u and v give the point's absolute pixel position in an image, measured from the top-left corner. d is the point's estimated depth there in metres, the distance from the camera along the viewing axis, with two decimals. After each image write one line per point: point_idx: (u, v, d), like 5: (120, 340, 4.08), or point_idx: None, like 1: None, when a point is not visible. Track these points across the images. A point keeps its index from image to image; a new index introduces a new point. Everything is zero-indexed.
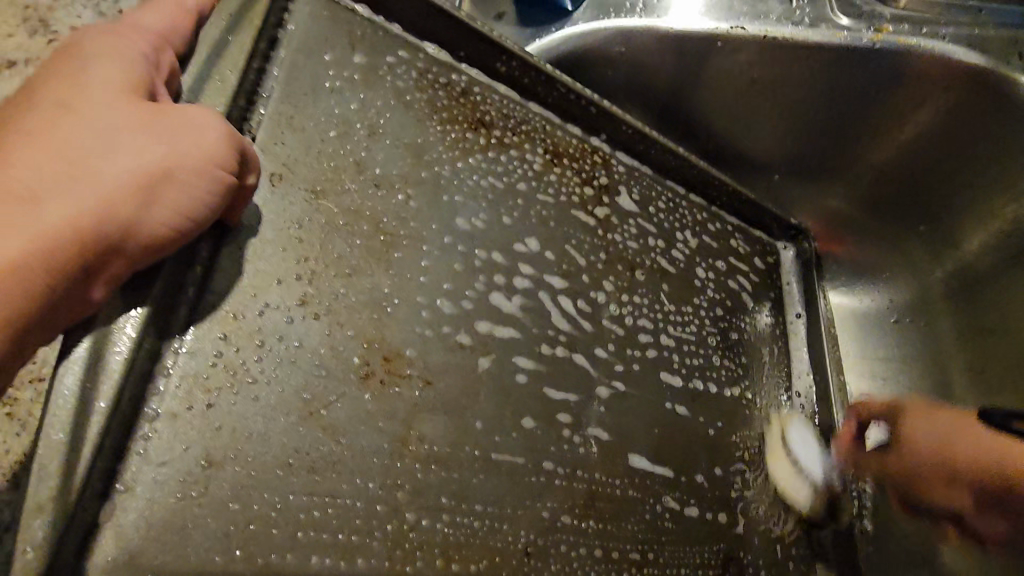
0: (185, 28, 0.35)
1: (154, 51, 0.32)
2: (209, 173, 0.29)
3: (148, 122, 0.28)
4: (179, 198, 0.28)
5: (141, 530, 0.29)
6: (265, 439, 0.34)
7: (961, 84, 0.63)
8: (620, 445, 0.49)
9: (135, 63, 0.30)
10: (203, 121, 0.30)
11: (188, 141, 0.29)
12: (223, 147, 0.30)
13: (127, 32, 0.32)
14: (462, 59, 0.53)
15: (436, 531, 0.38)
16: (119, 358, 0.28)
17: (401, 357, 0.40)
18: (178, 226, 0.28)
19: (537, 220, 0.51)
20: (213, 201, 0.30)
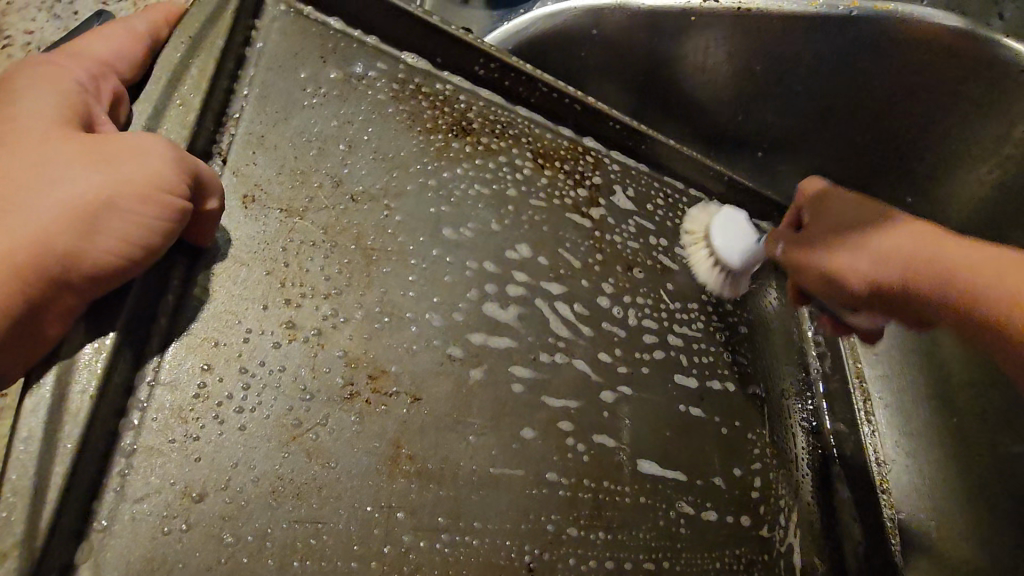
0: (131, 54, 0.35)
1: (92, 78, 0.33)
2: (153, 200, 0.28)
3: (87, 151, 0.28)
4: (123, 226, 0.28)
5: (123, 568, 0.29)
6: (246, 468, 0.33)
7: (944, 50, 0.57)
8: (628, 450, 0.47)
9: (69, 91, 0.31)
10: (150, 145, 0.29)
11: (128, 166, 0.28)
12: (170, 172, 0.29)
13: (62, 62, 0.32)
14: (441, 66, 0.51)
15: (435, 551, 0.37)
16: (82, 394, 0.28)
17: (387, 374, 0.39)
18: (123, 254, 0.28)
19: (529, 223, 0.50)
20: (162, 227, 0.29)
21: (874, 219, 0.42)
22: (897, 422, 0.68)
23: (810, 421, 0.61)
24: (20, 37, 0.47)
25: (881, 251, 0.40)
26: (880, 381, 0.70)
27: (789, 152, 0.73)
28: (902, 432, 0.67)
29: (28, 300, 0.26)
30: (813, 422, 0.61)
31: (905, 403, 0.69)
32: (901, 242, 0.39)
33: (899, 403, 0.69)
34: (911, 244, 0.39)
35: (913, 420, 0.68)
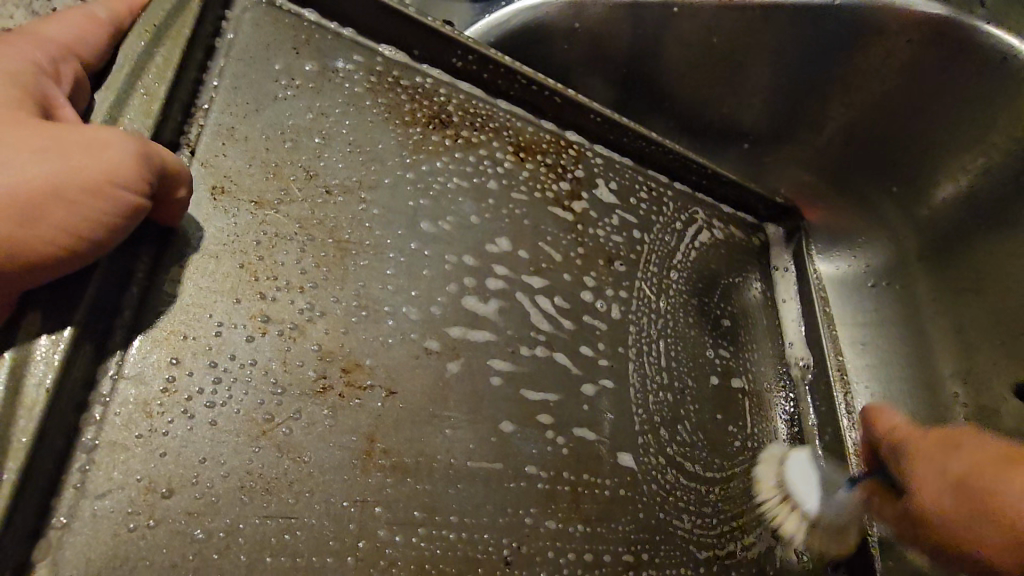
0: (89, 34, 0.35)
1: (51, 61, 0.33)
2: (103, 193, 0.28)
3: (41, 138, 0.28)
4: (68, 216, 0.27)
5: (84, 564, 0.29)
6: (212, 463, 0.32)
7: (923, 37, 0.58)
8: (608, 443, 0.47)
9: (21, 73, 0.31)
10: (106, 137, 0.29)
11: (83, 157, 0.28)
12: (126, 167, 0.29)
13: (21, 43, 0.32)
14: (419, 59, 0.50)
15: (410, 546, 0.36)
16: (41, 385, 0.28)
17: (361, 368, 0.38)
18: (67, 245, 0.28)
19: (509, 216, 0.49)
20: (109, 222, 0.29)
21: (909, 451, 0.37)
22: None
23: (792, 414, 0.61)
24: None
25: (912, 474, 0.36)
26: (865, 370, 0.69)
27: (773, 145, 0.73)
28: None
29: None
30: (795, 415, 0.61)
31: (892, 392, 0.67)
32: (976, 483, 0.32)
33: (884, 392, 0.67)
34: (931, 472, 0.35)
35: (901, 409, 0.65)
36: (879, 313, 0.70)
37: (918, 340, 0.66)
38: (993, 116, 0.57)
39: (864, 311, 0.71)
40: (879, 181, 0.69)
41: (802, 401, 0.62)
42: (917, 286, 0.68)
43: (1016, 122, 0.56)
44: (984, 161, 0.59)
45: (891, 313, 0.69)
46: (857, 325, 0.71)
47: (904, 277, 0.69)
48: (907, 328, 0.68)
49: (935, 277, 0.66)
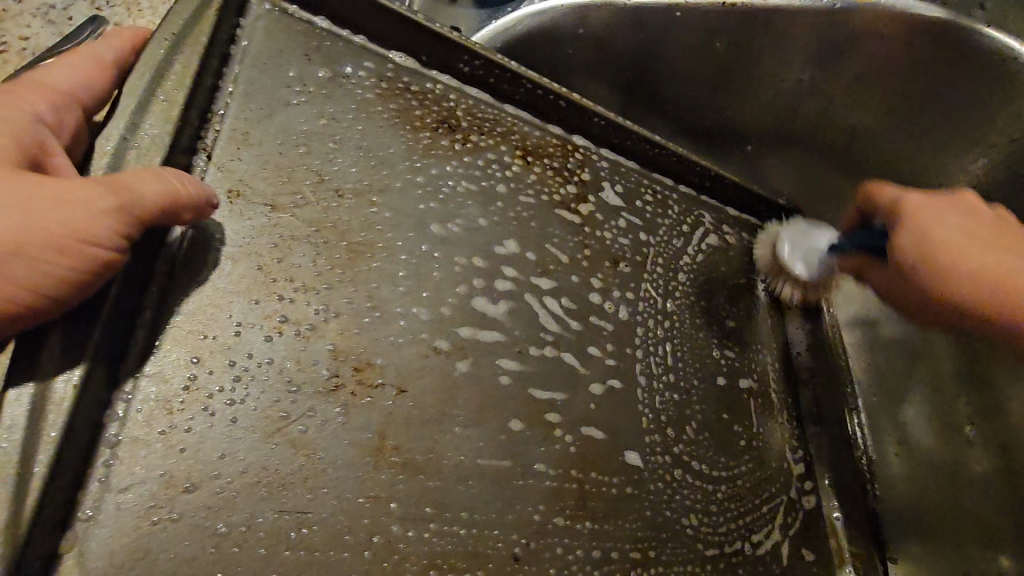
0: (93, 83, 0.37)
1: (54, 111, 0.34)
2: (75, 253, 0.29)
3: (17, 195, 0.28)
4: (38, 276, 0.28)
5: (107, 556, 0.29)
6: (231, 459, 0.33)
7: (923, 40, 0.58)
8: (616, 441, 0.48)
9: (19, 125, 0.32)
10: (83, 193, 0.29)
11: (56, 217, 0.28)
12: (98, 225, 0.29)
13: (23, 91, 0.34)
14: (427, 65, 0.51)
15: (422, 541, 0.37)
16: (63, 399, 0.29)
17: (372, 367, 0.39)
18: (40, 301, 0.28)
19: (516, 219, 0.50)
20: (82, 278, 0.30)
21: (925, 220, 0.47)
22: (887, 410, 0.68)
23: (797, 413, 0.62)
24: (15, 43, 0.48)
25: (911, 230, 0.47)
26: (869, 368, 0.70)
27: (777, 146, 0.73)
28: (893, 420, 0.67)
29: None
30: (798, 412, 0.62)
31: (896, 391, 0.68)
32: (935, 216, 0.47)
33: (888, 391, 0.68)
34: (929, 213, 0.47)
35: (906, 409, 0.67)
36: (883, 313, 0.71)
37: None
38: None
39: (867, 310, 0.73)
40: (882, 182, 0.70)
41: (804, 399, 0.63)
42: None
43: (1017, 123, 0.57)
44: None
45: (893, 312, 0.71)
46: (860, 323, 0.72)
47: None
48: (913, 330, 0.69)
49: None
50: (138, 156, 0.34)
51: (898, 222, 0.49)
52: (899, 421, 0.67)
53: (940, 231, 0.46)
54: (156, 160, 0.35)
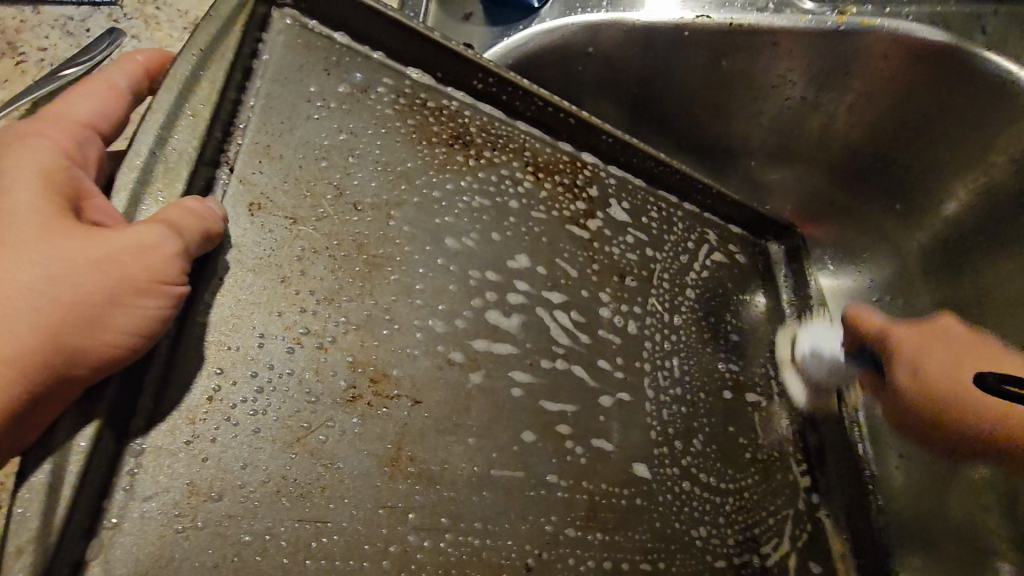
0: (111, 110, 0.35)
1: (79, 147, 0.33)
2: (157, 293, 0.30)
3: (90, 247, 0.28)
4: (129, 321, 0.29)
5: (131, 564, 0.30)
6: (251, 469, 0.33)
7: (923, 61, 0.59)
8: (625, 454, 0.48)
9: (54, 163, 0.31)
10: (151, 237, 0.30)
11: (137, 263, 0.29)
12: (171, 265, 0.31)
13: (45, 131, 0.32)
14: (443, 81, 0.52)
15: (438, 551, 0.37)
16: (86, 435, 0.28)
17: (388, 378, 0.39)
18: (128, 345, 0.29)
19: (528, 234, 0.51)
20: (162, 315, 0.31)
21: (930, 356, 0.51)
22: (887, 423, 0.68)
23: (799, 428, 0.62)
24: (32, 53, 0.49)
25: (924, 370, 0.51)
26: None
27: (779, 162, 0.75)
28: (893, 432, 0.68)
29: (33, 398, 0.27)
30: (800, 423, 0.63)
31: None
32: (923, 348, 0.51)
33: None
34: (931, 350, 0.51)
35: None
36: None
37: None
38: (992, 139, 0.59)
39: None
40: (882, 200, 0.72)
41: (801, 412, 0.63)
42: (918, 299, 0.70)
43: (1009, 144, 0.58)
44: (984, 180, 0.61)
45: None
46: None
47: (907, 291, 0.71)
48: None
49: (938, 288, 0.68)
50: (166, 170, 0.35)
51: (892, 355, 0.53)
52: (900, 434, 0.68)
53: (951, 365, 0.50)
54: (183, 173, 0.36)
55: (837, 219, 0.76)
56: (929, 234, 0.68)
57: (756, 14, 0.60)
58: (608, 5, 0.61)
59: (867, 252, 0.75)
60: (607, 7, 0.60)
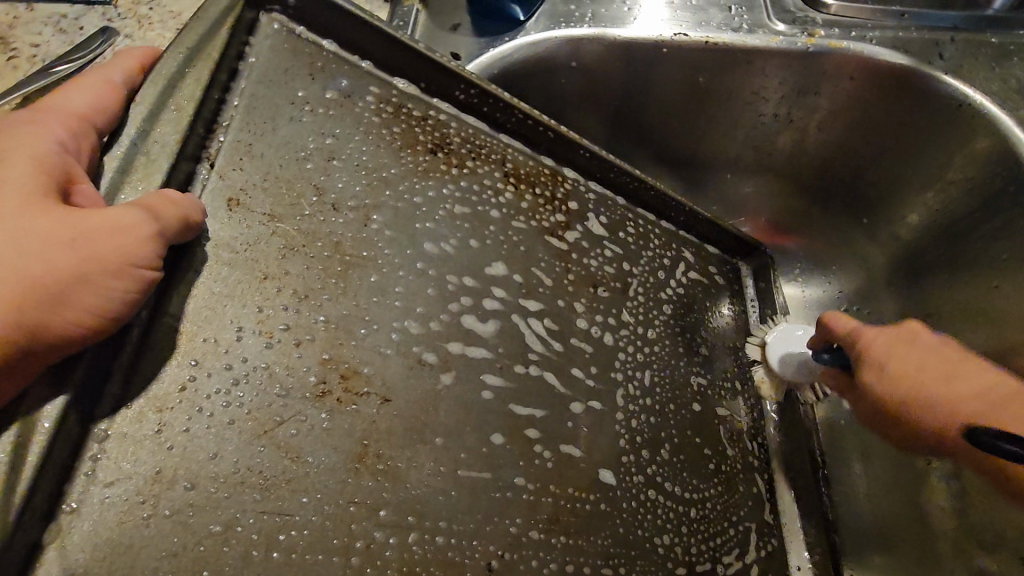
0: (105, 107, 0.37)
1: (71, 136, 0.34)
2: (125, 275, 0.31)
3: (62, 227, 0.30)
4: (96, 300, 0.30)
5: (88, 549, 0.30)
6: (216, 459, 0.34)
7: (887, 84, 0.62)
8: (593, 459, 0.49)
9: (47, 151, 0.32)
10: (125, 220, 0.31)
11: (107, 243, 0.30)
12: (142, 248, 0.32)
13: (43, 120, 0.34)
14: (428, 92, 0.53)
15: (402, 549, 0.38)
16: (52, 410, 0.29)
17: (358, 375, 0.40)
18: (94, 325, 0.30)
19: (506, 244, 0.52)
20: (132, 298, 0.31)
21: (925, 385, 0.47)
22: None
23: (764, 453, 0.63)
24: (25, 49, 0.50)
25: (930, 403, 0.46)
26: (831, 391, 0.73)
27: (754, 179, 0.77)
28: None
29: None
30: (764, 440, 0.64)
31: None
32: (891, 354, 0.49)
33: None
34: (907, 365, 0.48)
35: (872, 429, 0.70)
36: None
37: None
38: (948, 158, 0.61)
39: None
40: (851, 213, 0.73)
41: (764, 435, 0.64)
42: (881, 311, 0.71)
43: (967, 163, 0.60)
44: (944, 198, 0.63)
45: None
46: None
47: (871, 303, 0.73)
48: None
49: (900, 303, 0.69)
50: (146, 161, 0.36)
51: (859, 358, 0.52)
52: None
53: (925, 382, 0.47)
54: (162, 165, 0.36)
55: (804, 232, 0.78)
56: (891, 248, 0.70)
57: (732, 34, 0.62)
58: (591, 20, 0.63)
59: (833, 264, 0.77)
60: (590, 22, 0.62)
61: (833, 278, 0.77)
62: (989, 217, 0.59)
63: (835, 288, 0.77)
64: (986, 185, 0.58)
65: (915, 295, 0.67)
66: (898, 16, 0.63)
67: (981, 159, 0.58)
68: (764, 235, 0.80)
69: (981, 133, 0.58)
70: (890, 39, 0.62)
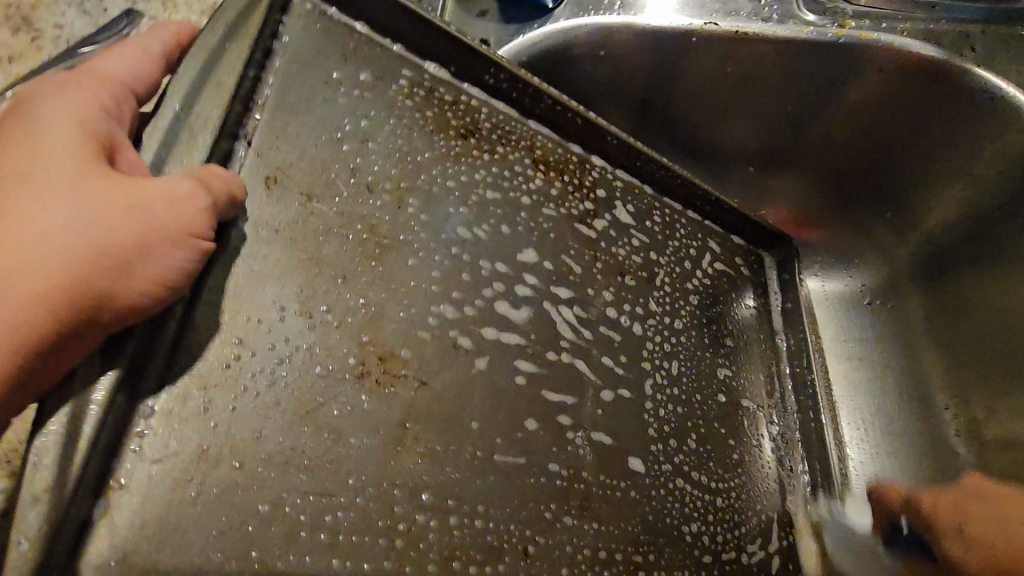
0: (144, 76, 0.36)
1: (115, 100, 0.33)
2: (184, 244, 0.30)
3: (120, 193, 0.29)
4: (158, 269, 0.29)
5: (137, 526, 0.29)
6: (261, 438, 0.33)
7: (917, 76, 0.62)
8: (624, 448, 0.49)
9: (92, 113, 0.31)
10: (181, 189, 0.31)
11: (166, 211, 0.30)
12: (199, 218, 0.31)
13: (78, 81, 0.33)
14: (459, 77, 0.52)
15: (442, 532, 0.38)
16: (104, 384, 0.28)
17: (396, 358, 0.40)
18: (155, 295, 0.29)
19: (537, 230, 0.52)
20: (190, 268, 0.31)
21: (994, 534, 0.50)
22: (873, 420, 0.71)
23: (786, 445, 0.63)
24: (48, 30, 0.49)
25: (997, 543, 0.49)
26: (851, 383, 0.73)
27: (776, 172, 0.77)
28: (879, 430, 0.70)
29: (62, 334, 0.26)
30: (787, 431, 0.64)
31: (883, 403, 0.71)
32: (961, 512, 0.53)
33: (874, 401, 0.72)
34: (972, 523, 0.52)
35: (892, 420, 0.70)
36: (871, 329, 0.75)
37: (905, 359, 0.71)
38: (975, 153, 0.61)
39: (849, 326, 0.76)
40: (872, 207, 0.74)
41: (788, 428, 0.64)
42: (906, 305, 0.72)
43: (994, 159, 0.60)
44: (970, 193, 0.63)
45: (875, 327, 0.75)
46: (843, 340, 0.75)
47: (895, 297, 0.73)
48: (899, 343, 0.72)
49: (926, 294, 0.70)
50: (189, 136, 0.36)
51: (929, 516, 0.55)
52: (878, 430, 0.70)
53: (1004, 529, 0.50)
54: (204, 141, 0.36)
55: (826, 224, 0.78)
56: (914, 242, 0.71)
57: (761, 23, 0.62)
58: (620, 8, 0.62)
59: (854, 256, 0.77)
60: (619, 9, 0.62)
61: (854, 271, 0.77)
62: (1017, 212, 0.59)
63: (857, 282, 0.77)
64: (1013, 178, 0.59)
65: (942, 287, 0.68)
66: (927, 8, 0.63)
67: (1008, 153, 0.59)
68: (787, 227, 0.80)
69: (1011, 128, 0.58)
70: (920, 31, 0.62)
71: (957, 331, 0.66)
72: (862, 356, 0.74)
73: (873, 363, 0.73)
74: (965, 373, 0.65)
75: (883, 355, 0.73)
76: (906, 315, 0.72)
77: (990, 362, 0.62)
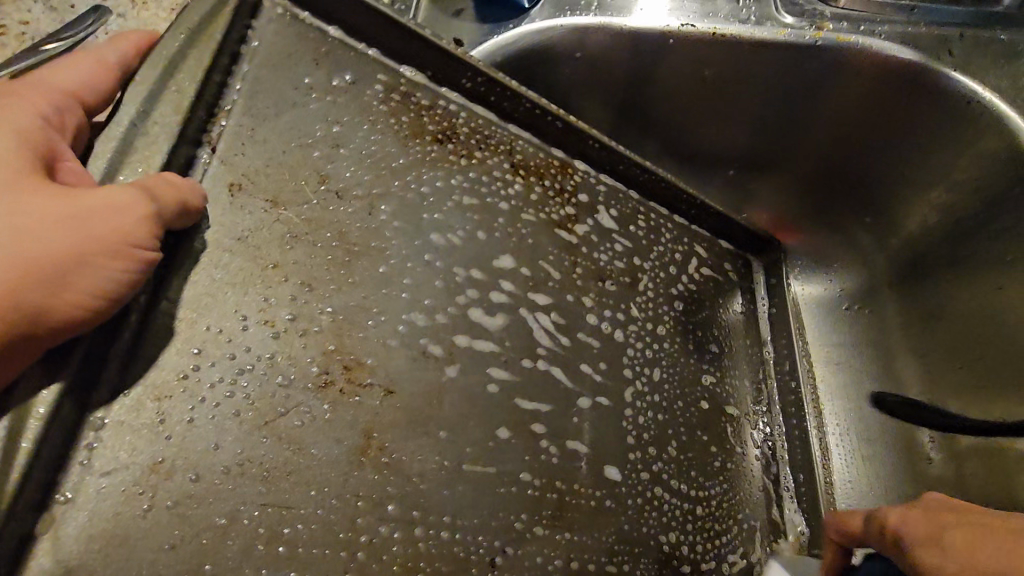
0: (96, 86, 0.36)
1: (55, 110, 0.33)
2: (122, 255, 0.30)
3: (55, 205, 0.29)
4: (94, 281, 0.29)
5: (84, 540, 0.29)
6: (217, 450, 0.33)
7: (898, 80, 0.61)
8: (599, 456, 0.48)
9: (35, 126, 0.31)
10: (121, 198, 0.30)
11: (102, 221, 0.29)
12: (140, 227, 0.31)
13: (26, 94, 0.33)
14: (434, 80, 0.52)
15: (405, 544, 0.37)
16: (47, 396, 0.28)
17: (362, 366, 0.39)
18: (91, 307, 0.29)
19: (514, 236, 0.51)
20: (131, 279, 0.30)
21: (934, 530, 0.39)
22: (854, 428, 0.70)
23: (767, 452, 0.63)
24: (14, 26, 0.46)
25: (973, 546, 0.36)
26: (838, 389, 0.72)
27: (760, 175, 0.76)
28: (859, 437, 0.69)
29: None
30: (769, 438, 0.64)
31: (863, 409, 0.70)
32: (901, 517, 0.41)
33: (854, 407, 0.71)
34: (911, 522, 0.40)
35: (872, 427, 0.69)
36: (853, 339, 0.73)
37: (881, 366, 0.70)
38: (956, 157, 0.61)
39: (833, 331, 0.75)
40: (854, 210, 0.73)
41: (771, 435, 0.64)
42: (885, 310, 0.71)
43: (970, 164, 0.60)
44: (951, 197, 0.62)
45: (859, 335, 0.73)
46: (829, 346, 0.74)
47: (874, 300, 0.73)
48: (874, 348, 0.71)
49: (902, 298, 0.69)
50: (144, 143, 0.35)
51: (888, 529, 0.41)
52: (865, 437, 0.69)
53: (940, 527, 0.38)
54: (159, 150, 0.36)
55: (813, 228, 0.77)
56: (895, 246, 0.70)
57: (739, 25, 0.62)
58: (597, 8, 0.62)
59: (836, 262, 0.76)
60: (596, 10, 0.61)
61: (839, 275, 0.76)
62: (998, 216, 0.58)
63: (840, 287, 0.76)
64: (993, 184, 0.58)
65: (918, 290, 0.67)
66: (908, 11, 0.63)
67: (988, 158, 0.58)
68: (772, 230, 0.79)
69: (990, 132, 0.58)
70: (900, 33, 0.61)
71: (933, 335, 0.65)
72: (843, 362, 0.73)
73: (856, 369, 0.72)
74: (942, 379, 0.64)
75: (862, 360, 0.72)
76: (884, 321, 0.71)
77: (967, 367, 0.61)
